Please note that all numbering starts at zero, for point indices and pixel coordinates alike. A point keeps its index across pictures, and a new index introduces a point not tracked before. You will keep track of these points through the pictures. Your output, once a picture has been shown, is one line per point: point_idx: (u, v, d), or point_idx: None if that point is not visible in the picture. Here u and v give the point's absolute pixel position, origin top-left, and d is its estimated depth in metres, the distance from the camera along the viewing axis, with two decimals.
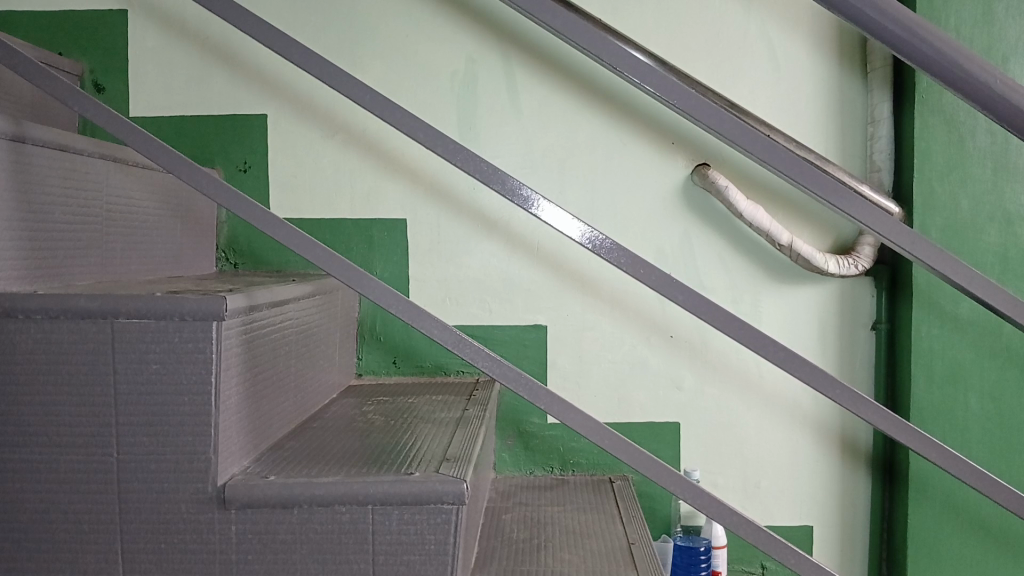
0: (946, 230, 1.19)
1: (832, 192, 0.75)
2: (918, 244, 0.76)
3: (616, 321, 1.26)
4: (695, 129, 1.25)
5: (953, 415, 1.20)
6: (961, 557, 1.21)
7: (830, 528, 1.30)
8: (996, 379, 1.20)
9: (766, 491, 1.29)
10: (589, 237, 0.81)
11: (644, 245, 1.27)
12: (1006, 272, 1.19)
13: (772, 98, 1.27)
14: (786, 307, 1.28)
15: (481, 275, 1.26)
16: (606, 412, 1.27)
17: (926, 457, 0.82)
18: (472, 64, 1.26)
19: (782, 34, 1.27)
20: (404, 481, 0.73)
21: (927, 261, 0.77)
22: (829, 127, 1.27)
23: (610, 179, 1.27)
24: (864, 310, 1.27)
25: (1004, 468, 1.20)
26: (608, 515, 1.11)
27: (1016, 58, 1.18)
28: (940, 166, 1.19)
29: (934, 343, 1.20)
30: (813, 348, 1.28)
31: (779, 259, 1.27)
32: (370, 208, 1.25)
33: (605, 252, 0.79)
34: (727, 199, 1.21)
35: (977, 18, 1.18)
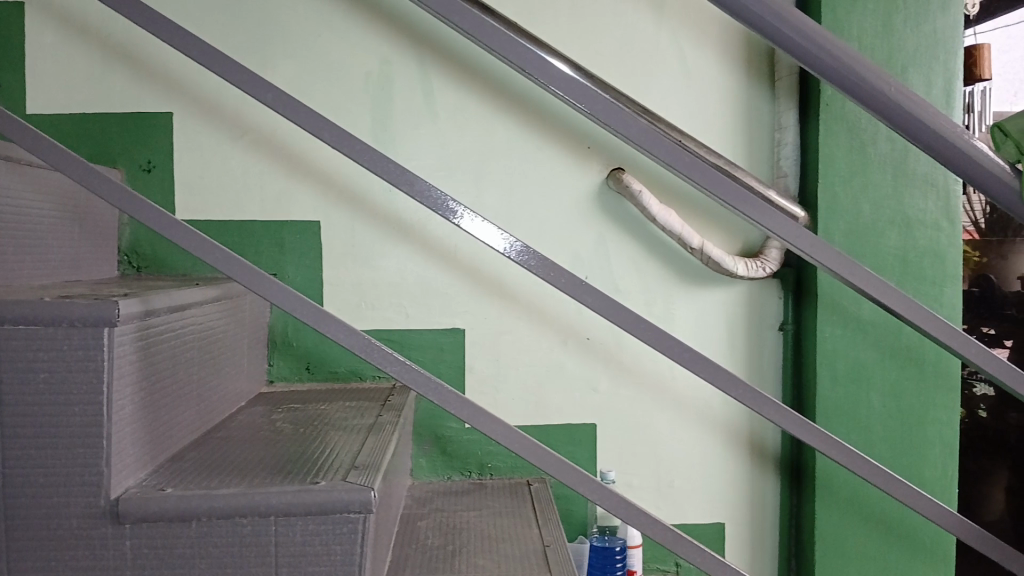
0: (848, 234, 1.23)
1: (738, 198, 0.76)
2: (818, 248, 0.79)
3: (532, 324, 1.26)
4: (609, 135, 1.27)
5: (856, 413, 1.24)
6: (864, 549, 1.25)
7: (741, 525, 1.33)
8: (896, 378, 1.24)
9: (679, 490, 1.31)
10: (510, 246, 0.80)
11: (559, 249, 1.27)
12: (905, 275, 1.23)
13: (684, 105, 1.29)
14: (698, 310, 1.30)
15: (397, 279, 1.24)
16: (523, 416, 1.27)
17: (827, 454, 0.84)
18: (385, 65, 1.24)
19: (693, 42, 1.29)
20: (309, 491, 0.71)
21: (826, 264, 0.79)
22: (738, 133, 1.30)
23: (526, 182, 1.26)
24: (770, 312, 1.31)
25: (905, 463, 1.24)
26: (523, 518, 1.11)
27: (914, 68, 1.22)
28: (843, 172, 1.22)
29: (838, 343, 1.23)
30: (724, 349, 1.31)
31: (691, 263, 1.29)
32: (280, 210, 1.22)
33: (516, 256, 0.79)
34: (641, 203, 1.22)
35: (878, 30, 1.22)
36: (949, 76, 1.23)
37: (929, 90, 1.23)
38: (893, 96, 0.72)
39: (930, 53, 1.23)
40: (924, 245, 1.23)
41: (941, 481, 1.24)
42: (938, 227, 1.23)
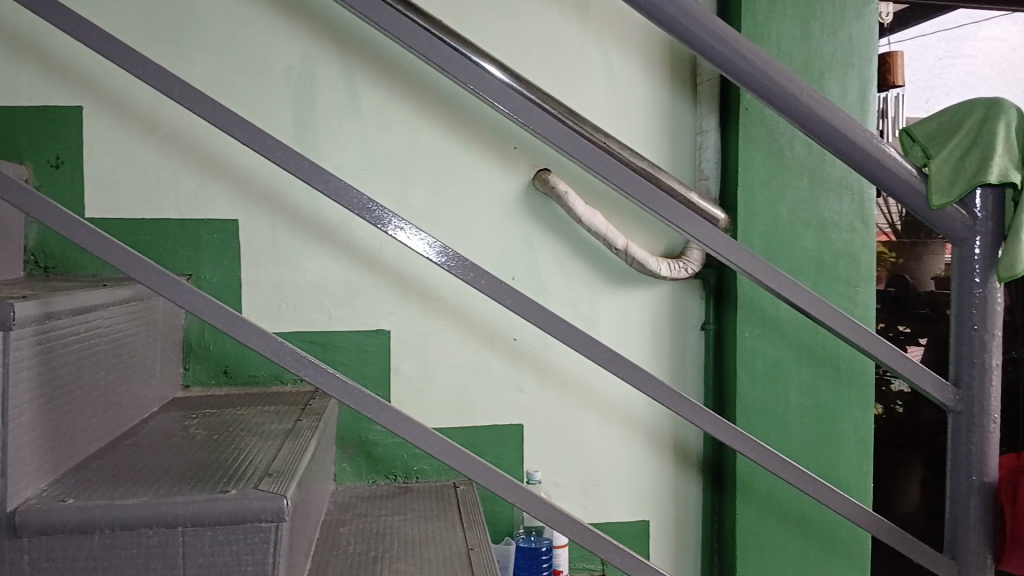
0: (767, 235, 1.25)
1: (659, 203, 0.76)
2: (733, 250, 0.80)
3: (458, 325, 1.25)
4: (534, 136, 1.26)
5: (774, 411, 1.27)
6: (783, 544, 1.28)
7: (665, 522, 1.35)
8: (812, 376, 1.27)
9: (604, 489, 1.32)
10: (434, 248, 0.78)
11: (485, 250, 1.26)
12: (821, 277, 1.26)
13: (608, 106, 1.30)
14: (622, 310, 1.31)
15: (319, 280, 1.22)
16: (450, 418, 1.26)
17: None
18: (307, 61, 1.21)
19: (616, 44, 1.30)
20: (218, 499, 0.69)
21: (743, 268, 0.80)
22: (661, 135, 1.32)
23: (452, 182, 1.25)
24: (692, 312, 1.34)
25: (821, 459, 1.27)
26: (449, 521, 1.09)
27: (830, 75, 1.26)
28: (762, 175, 1.25)
29: (757, 343, 1.26)
30: (648, 348, 1.33)
31: (616, 264, 1.30)
32: (198, 210, 1.19)
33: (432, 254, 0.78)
34: (566, 204, 1.22)
35: (795, 36, 1.25)
36: (863, 83, 1.26)
37: (844, 97, 1.26)
38: (806, 100, 0.73)
39: (846, 60, 1.26)
40: (839, 246, 1.26)
41: (856, 475, 1.28)
42: (852, 229, 1.27)
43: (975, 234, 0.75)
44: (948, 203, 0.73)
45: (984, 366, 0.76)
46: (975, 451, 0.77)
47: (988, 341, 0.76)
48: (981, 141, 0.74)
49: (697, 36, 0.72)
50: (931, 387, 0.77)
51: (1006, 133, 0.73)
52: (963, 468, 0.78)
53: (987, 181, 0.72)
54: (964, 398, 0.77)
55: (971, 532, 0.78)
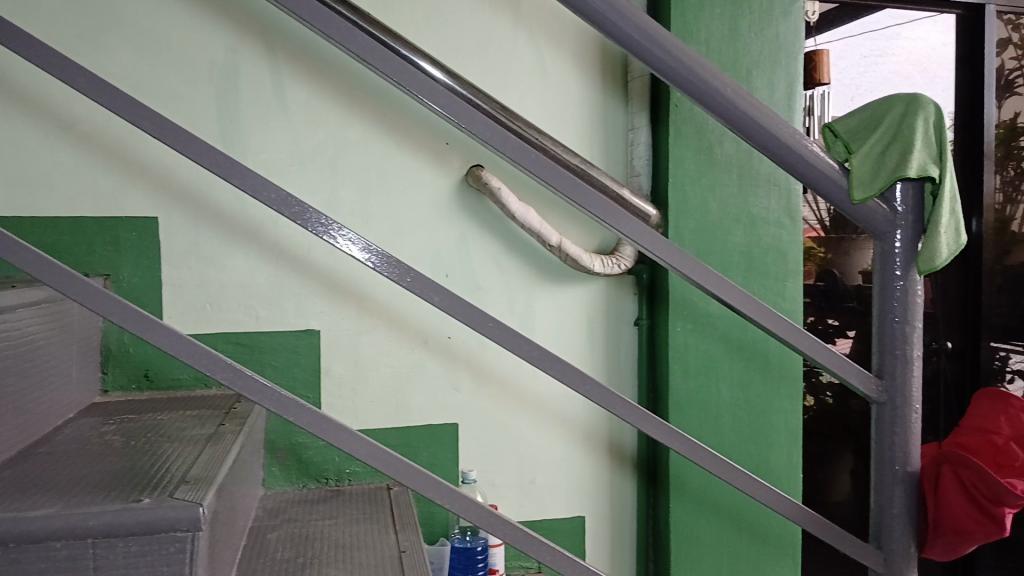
0: (698, 231, 1.26)
1: (589, 199, 0.74)
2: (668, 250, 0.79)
3: (391, 324, 1.23)
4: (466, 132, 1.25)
5: (706, 404, 1.28)
6: (717, 536, 1.29)
7: (601, 517, 1.35)
8: (743, 370, 1.28)
9: (540, 486, 1.31)
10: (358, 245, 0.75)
11: (417, 248, 1.24)
12: (750, 272, 1.27)
13: (540, 103, 1.29)
14: (557, 307, 1.31)
15: (246, 279, 1.18)
16: (383, 419, 1.23)
17: None
18: (231, 54, 1.17)
19: (549, 40, 1.29)
20: (132, 509, 0.65)
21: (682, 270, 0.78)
22: (594, 133, 1.32)
23: (383, 179, 1.23)
24: (626, 307, 1.35)
25: (752, 452, 1.29)
26: (381, 524, 1.07)
27: (758, 73, 1.27)
28: (692, 171, 1.25)
29: (689, 338, 1.27)
30: (583, 345, 1.33)
31: (549, 260, 1.30)
32: (117, 207, 1.14)
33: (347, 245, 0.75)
34: (500, 200, 1.21)
35: (724, 34, 1.26)
36: (790, 81, 1.28)
37: (772, 94, 1.27)
38: (734, 96, 0.73)
39: (772, 58, 1.28)
40: (768, 242, 1.28)
41: (787, 467, 1.30)
42: (780, 224, 1.28)
43: (896, 227, 0.77)
44: (868, 197, 0.75)
45: (906, 357, 0.78)
46: (899, 442, 0.78)
47: (909, 333, 0.77)
48: (901, 135, 0.75)
49: (625, 30, 0.71)
50: (856, 379, 0.78)
51: (925, 128, 0.74)
52: (887, 458, 0.79)
53: (908, 175, 0.73)
54: (887, 390, 0.78)
55: (895, 520, 0.79)
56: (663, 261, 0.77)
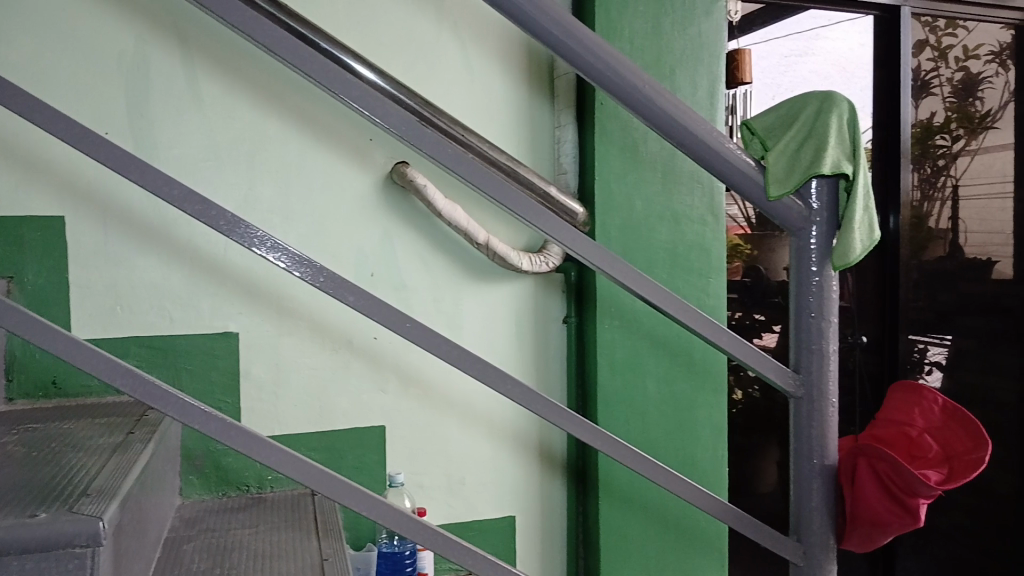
0: (624, 228, 1.26)
1: (516, 201, 0.70)
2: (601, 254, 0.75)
3: (314, 324, 1.20)
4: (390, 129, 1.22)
5: (633, 400, 1.28)
6: (645, 532, 1.29)
7: (532, 515, 1.35)
8: (669, 365, 1.29)
9: (470, 486, 1.30)
10: (273, 251, 0.65)
11: (340, 247, 1.21)
12: (675, 269, 1.28)
13: (466, 99, 1.28)
14: (485, 305, 1.30)
15: (160, 280, 1.13)
16: (306, 422, 1.20)
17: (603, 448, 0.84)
18: (142, 46, 1.13)
19: (474, 35, 1.28)
20: (26, 525, 0.62)
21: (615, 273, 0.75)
22: (520, 130, 1.31)
23: (304, 176, 1.20)
24: (555, 304, 1.34)
25: (679, 447, 1.30)
26: (302, 531, 1.04)
27: (681, 71, 1.28)
28: (617, 169, 1.26)
29: (616, 334, 1.27)
30: (512, 343, 1.32)
31: (476, 258, 1.28)
32: (19, 205, 1.08)
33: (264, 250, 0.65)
34: (426, 197, 1.19)
35: (647, 31, 1.26)
36: (712, 79, 1.29)
37: (695, 92, 1.28)
38: (652, 94, 0.73)
39: (695, 57, 1.28)
40: (692, 238, 1.29)
41: (713, 460, 1.31)
42: (703, 222, 1.30)
43: (811, 224, 0.77)
44: (785, 193, 0.75)
45: (821, 352, 0.78)
46: (816, 435, 0.79)
47: (825, 327, 0.78)
48: (815, 132, 0.75)
49: (546, 27, 0.70)
50: (774, 374, 0.79)
51: (838, 125, 0.74)
52: (806, 452, 0.80)
53: (822, 172, 0.73)
54: (804, 384, 0.79)
55: (814, 513, 0.80)
56: (597, 265, 0.74)
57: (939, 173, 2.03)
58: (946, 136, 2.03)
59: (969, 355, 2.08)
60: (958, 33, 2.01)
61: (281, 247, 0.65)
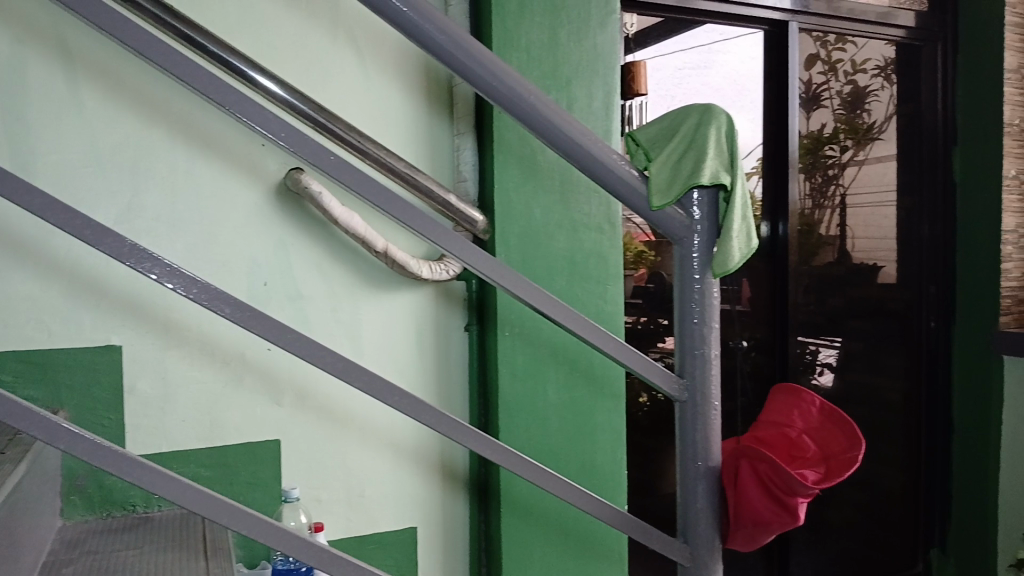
0: (523, 236, 1.27)
1: (402, 210, 0.71)
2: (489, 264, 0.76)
3: (203, 337, 1.16)
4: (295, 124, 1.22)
5: (533, 407, 1.29)
6: (547, 538, 1.30)
7: (433, 527, 1.34)
8: (568, 371, 1.31)
9: (370, 500, 1.28)
10: (143, 262, 0.62)
11: (232, 257, 1.18)
12: (574, 277, 1.30)
13: (362, 106, 1.26)
14: (384, 315, 1.28)
15: (37, 292, 1.08)
16: (197, 437, 1.16)
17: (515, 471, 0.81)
18: (15, 45, 1.07)
19: (370, 41, 1.27)
20: None
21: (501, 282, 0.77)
22: (420, 138, 1.31)
23: (193, 183, 1.16)
24: (456, 313, 1.34)
25: (580, 453, 1.31)
26: (190, 551, 1.01)
27: (577, 81, 1.30)
28: (515, 177, 1.26)
29: (517, 340, 1.27)
30: (412, 353, 1.31)
31: (374, 267, 1.27)
32: None
33: (133, 262, 0.62)
34: (320, 205, 1.15)
35: (543, 41, 1.27)
36: (607, 90, 1.32)
37: (591, 102, 1.31)
38: (538, 103, 0.74)
39: (592, 68, 1.31)
40: (589, 246, 1.31)
41: (612, 465, 1.33)
42: (600, 230, 1.32)
43: (693, 233, 0.79)
44: (667, 203, 0.77)
45: (705, 356, 0.81)
46: (701, 438, 0.81)
47: (707, 333, 0.81)
48: (696, 144, 0.78)
49: (429, 31, 0.70)
50: (659, 379, 0.80)
51: (717, 137, 0.77)
52: (691, 455, 0.82)
53: (700, 183, 0.76)
54: (688, 389, 0.81)
55: (700, 514, 0.82)
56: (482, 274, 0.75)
57: (829, 182, 2.12)
58: (834, 147, 2.13)
59: (857, 357, 2.18)
60: (847, 48, 2.11)
61: (154, 258, 0.63)
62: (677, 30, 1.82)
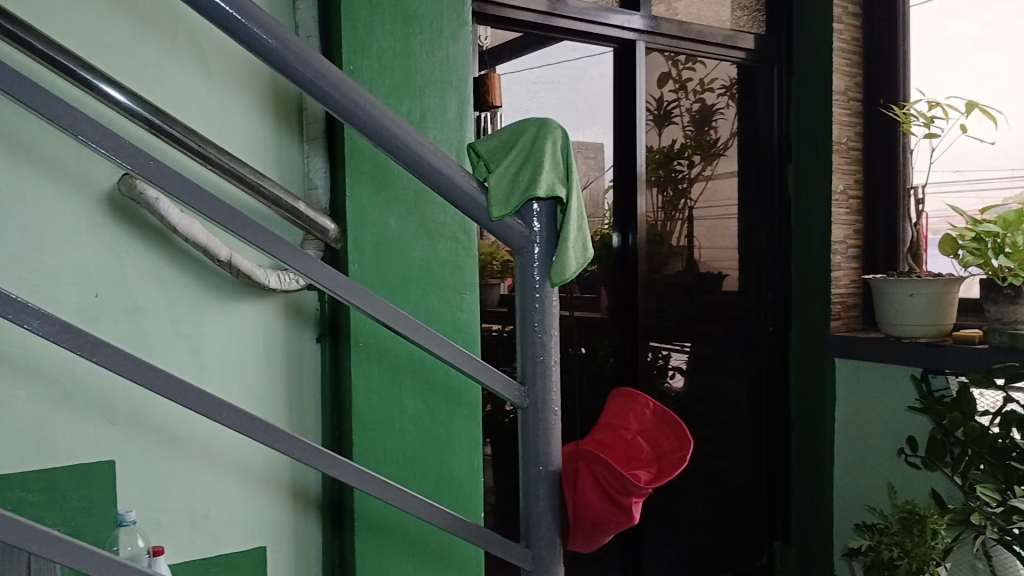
0: (376, 245, 1.26)
1: (239, 223, 0.68)
2: (333, 278, 0.74)
3: (28, 353, 1.09)
4: (129, 127, 1.16)
5: (388, 417, 1.27)
6: (401, 549, 1.29)
7: (283, 544, 1.31)
8: (424, 380, 1.30)
9: (215, 519, 1.24)
10: None
11: (61, 267, 1.11)
12: (429, 286, 1.30)
13: (206, 110, 1.22)
14: (230, 327, 1.24)
15: None
16: (21, 461, 1.09)
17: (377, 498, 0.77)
18: None
19: (214, 44, 1.22)
20: None
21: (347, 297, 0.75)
22: (268, 144, 1.28)
23: (16, 188, 1.08)
24: (309, 324, 1.32)
25: (437, 462, 1.31)
26: None
27: (430, 90, 1.30)
28: (367, 185, 1.25)
29: (370, 348, 1.26)
30: (261, 366, 1.27)
31: (219, 277, 1.23)
32: None
33: None
34: (157, 211, 1.10)
35: (395, 50, 1.27)
36: (461, 100, 1.33)
37: (444, 112, 1.31)
38: (377, 110, 0.73)
39: (443, 79, 1.31)
40: (444, 255, 1.32)
41: (469, 473, 1.34)
42: (455, 239, 1.33)
43: (533, 243, 0.81)
44: (506, 214, 0.78)
45: (545, 363, 0.83)
46: (542, 443, 0.83)
47: (547, 340, 0.83)
48: (534, 157, 0.80)
49: (252, 29, 0.67)
50: (500, 386, 0.82)
51: (553, 151, 0.80)
52: (532, 460, 0.83)
53: (537, 194, 0.78)
54: (529, 395, 0.83)
55: (542, 518, 0.83)
56: (327, 290, 0.73)
57: (680, 195, 2.21)
58: (684, 162, 2.22)
59: (705, 360, 2.28)
60: (695, 68, 2.22)
61: None
62: (529, 45, 1.87)
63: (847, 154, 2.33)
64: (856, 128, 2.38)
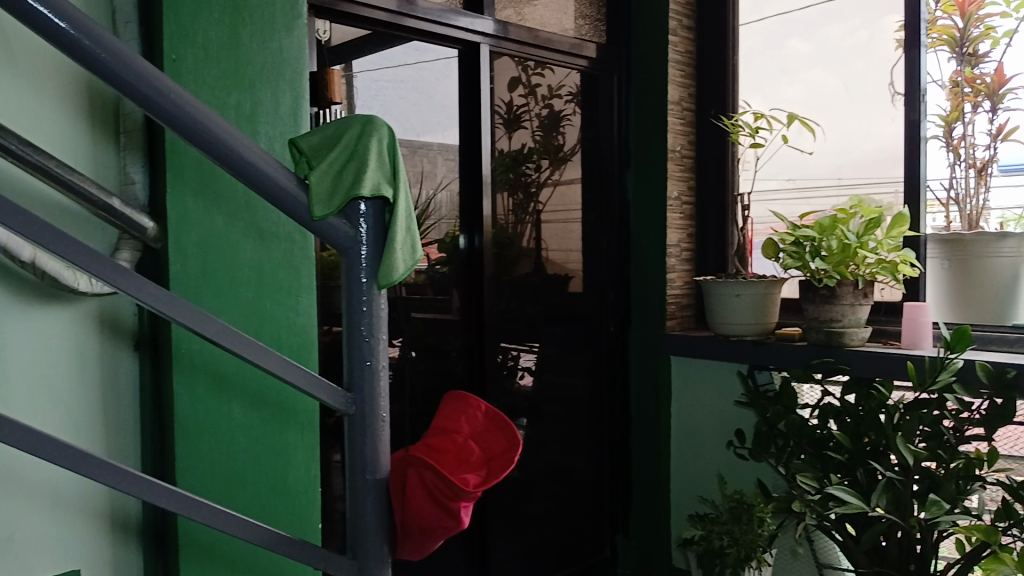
0: (203, 245, 1.19)
1: (26, 223, 0.66)
2: (138, 286, 0.72)
3: None
4: None
5: (218, 426, 1.21)
6: (231, 564, 1.23)
7: (100, 565, 1.22)
8: (256, 387, 1.25)
9: (21, 543, 1.13)
10: None
11: None
12: (261, 287, 1.25)
13: (9, 96, 1.11)
14: (36, 335, 1.14)
15: None
16: None
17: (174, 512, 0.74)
18: None
19: (17, 24, 1.12)
20: None
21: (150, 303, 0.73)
22: (81, 135, 1.19)
23: None
24: (127, 330, 1.24)
25: (269, 471, 1.26)
26: None
27: (261, 84, 1.25)
28: (192, 181, 1.18)
29: (195, 355, 1.18)
30: (73, 376, 1.18)
31: (24, 279, 1.13)
32: None
33: None
34: None
35: (224, 40, 1.20)
36: (296, 95, 1.29)
37: (276, 106, 1.26)
38: (196, 111, 0.72)
39: (276, 73, 1.27)
40: (278, 256, 1.27)
41: (304, 480, 1.29)
42: (290, 239, 1.28)
43: (359, 244, 0.79)
44: (328, 214, 0.77)
45: (373, 369, 0.81)
46: (369, 451, 0.81)
47: (375, 345, 0.81)
48: (357, 155, 0.80)
49: (34, 8, 0.64)
50: (324, 393, 0.79)
51: (378, 149, 0.80)
52: (359, 468, 0.81)
53: (362, 194, 0.77)
54: (356, 402, 0.81)
55: (369, 527, 0.81)
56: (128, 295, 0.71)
57: (529, 199, 2.23)
58: (533, 166, 2.24)
59: (553, 360, 2.31)
60: (545, 74, 2.25)
61: None
62: (373, 42, 1.83)
63: (680, 162, 2.44)
64: (690, 137, 2.49)
